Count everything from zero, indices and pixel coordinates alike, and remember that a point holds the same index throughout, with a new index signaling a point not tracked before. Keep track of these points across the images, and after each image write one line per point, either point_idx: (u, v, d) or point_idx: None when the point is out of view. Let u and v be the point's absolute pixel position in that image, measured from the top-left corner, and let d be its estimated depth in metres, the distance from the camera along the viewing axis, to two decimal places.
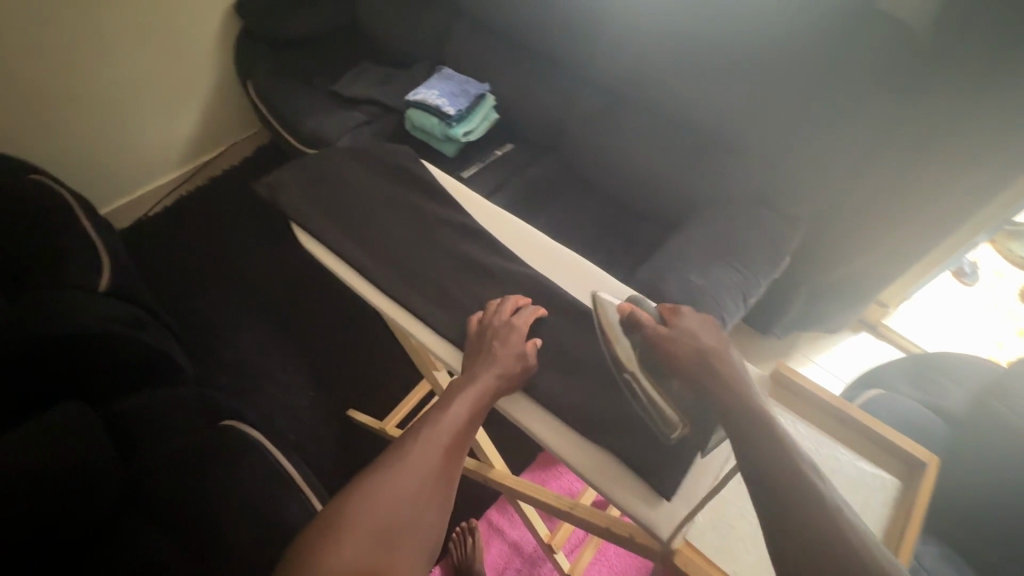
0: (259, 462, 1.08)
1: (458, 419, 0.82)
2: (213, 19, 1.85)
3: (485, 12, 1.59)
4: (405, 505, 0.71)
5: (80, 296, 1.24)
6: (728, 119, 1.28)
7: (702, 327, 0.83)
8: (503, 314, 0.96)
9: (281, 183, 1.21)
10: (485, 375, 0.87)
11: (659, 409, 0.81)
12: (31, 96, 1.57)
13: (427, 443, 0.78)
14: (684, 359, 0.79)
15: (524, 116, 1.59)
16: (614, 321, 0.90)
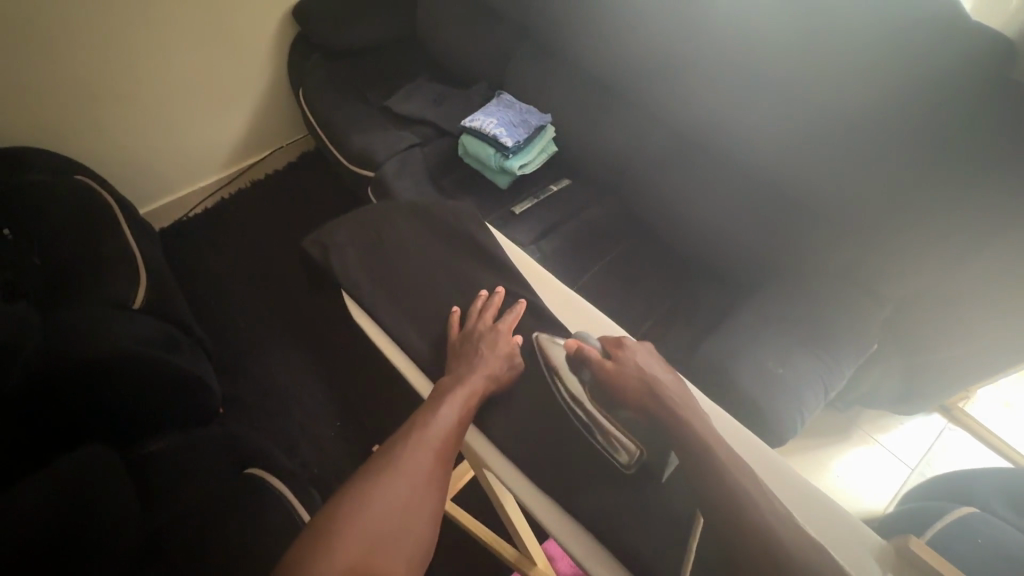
0: (271, 505, 1.05)
1: (450, 418, 0.89)
2: (270, 24, 1.80)
3: (552, 37, 1.49)
4: (402, 501, 0.77)
5: (116, 315, 1.21)
6: (815, 180, 1.15)
7: (644, 358, 0.93)
8: (486, 319, 1.04)
9: (336, 242, 1.17)
10: (475, 376, 0.94)
11: (610, 441, 0.89)
12: (85, 93, 1.55)
13: (422, 442, 0.84)
14: (631, 393, 0.88)
15: (585, 150, 1.49)
16: (562, 362, 0.98)
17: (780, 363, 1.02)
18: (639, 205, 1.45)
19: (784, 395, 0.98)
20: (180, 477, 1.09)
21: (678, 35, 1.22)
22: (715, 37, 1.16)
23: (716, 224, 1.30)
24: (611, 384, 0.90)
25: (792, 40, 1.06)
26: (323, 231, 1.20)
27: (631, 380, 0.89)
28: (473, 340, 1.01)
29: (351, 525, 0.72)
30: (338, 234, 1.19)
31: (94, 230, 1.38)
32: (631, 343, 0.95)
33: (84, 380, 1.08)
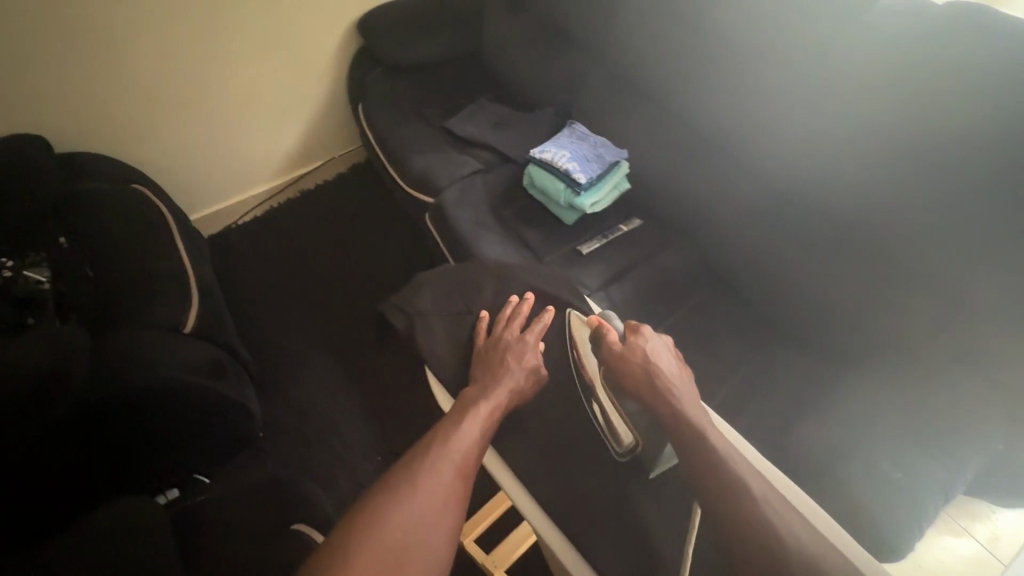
0: (294, 542, 1.00)
1: (471, 434, 0.87)
2: (334, 34, 1.74)
3: (630, 69, 1.40)
4: (420, 518, 0.76)
5: (162, 338, 1.17)
6: (920, 252, 1.01)
7: (660, 349, 0.95)
8: (513, 329, 1.05)
9: (421, 309, 1.11)
10: (499, 390, 0.94)
11: (613, 427, 0.91)
12: (143, 99, 1.52)
13: (442, 457, 0.83)
14: (633, 379, 0.91)
15: (661, 191, 1.40)
16: (585, 338, 1.01)
17: (897, 466, 0.93)
18: (717, 256, 1.35)
19: (903, 505, 0.89)
20: (223, 524, 1.02)
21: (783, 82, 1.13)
22: (829, 87, 1.06)
23: (811, 286, 1.18)
24: (617, 367, 0.94)
25: (921, 99, 0.94)
26: (401, 295, 1.14)
27: (638, 366, 0.91)
28: (498, 349, 1.02)
29: (368, 542, 0.72)
30: (418, 297, 1.14)
31: (146, 244, 1.35)
32: (648, 329, 0.97)
33: (126, 410, 1.06)
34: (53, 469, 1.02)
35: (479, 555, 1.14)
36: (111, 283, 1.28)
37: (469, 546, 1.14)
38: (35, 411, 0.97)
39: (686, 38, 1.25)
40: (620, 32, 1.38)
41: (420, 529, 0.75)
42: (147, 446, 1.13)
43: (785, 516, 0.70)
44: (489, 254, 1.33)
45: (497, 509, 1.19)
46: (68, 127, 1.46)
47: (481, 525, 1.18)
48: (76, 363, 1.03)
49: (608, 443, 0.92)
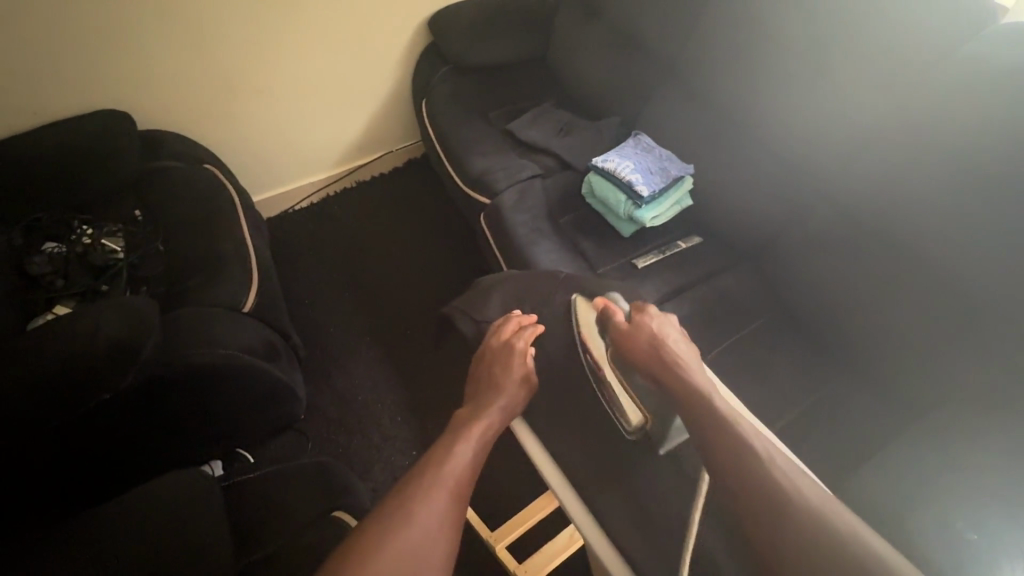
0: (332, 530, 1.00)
1: (465, 457, 0.84)
2: (406, 32, 1.77)
3: (710, 84, 1.38)
4: (422, 543, 0.70)
5: (223, 315, 1.22)
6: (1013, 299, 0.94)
7: (660, 326, 1.00)
8: (502, 337, 1.04)
9: (487, 314, 1.15)
10: (488, 410, 0.92)
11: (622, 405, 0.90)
12: (221, 85, 1.59)
13: (438, 480, 0.79)
14: (643, 355, 0.95)
15: (724, 210, 1.37)
16: (591, 321, 1.03)
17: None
18: (780, 282, 1.29)
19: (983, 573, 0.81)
20: (265, 504, 1.04)
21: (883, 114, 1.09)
22: (930, 122, 1.03)
23: (883, 324, 1.11)
24: (625, 344, 0.97)
25: None
26: (468, 299, 1.20)
27: (648, 343, 0.96)
28: (492, 364, 1.00)
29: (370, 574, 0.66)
30: (487, 306, 1.16)
31: (214, 223, 1.40)
32: (654, 311, 1.03)
33: (186, 384, 1.10)
34: (106, 429, 1.07)
35: (511, 563, 1.13)
36: (181, 259, 1.34)
37: (500, 553, 1.13)
38: (100, 378, 1.02)
39: (779, 59, 1.23)
40: (705, 49, 1.37)
41: (421, 556, 0.69)
42: (198, 423, 1.17)
43: (787, 472, 0.72)
44: (544, 262, 1.33)
45: (531, 519, 1.17)
46: (151, 104, 1.54)
47: (514, 531, 1.15)
48: (143, 333, 1.06)
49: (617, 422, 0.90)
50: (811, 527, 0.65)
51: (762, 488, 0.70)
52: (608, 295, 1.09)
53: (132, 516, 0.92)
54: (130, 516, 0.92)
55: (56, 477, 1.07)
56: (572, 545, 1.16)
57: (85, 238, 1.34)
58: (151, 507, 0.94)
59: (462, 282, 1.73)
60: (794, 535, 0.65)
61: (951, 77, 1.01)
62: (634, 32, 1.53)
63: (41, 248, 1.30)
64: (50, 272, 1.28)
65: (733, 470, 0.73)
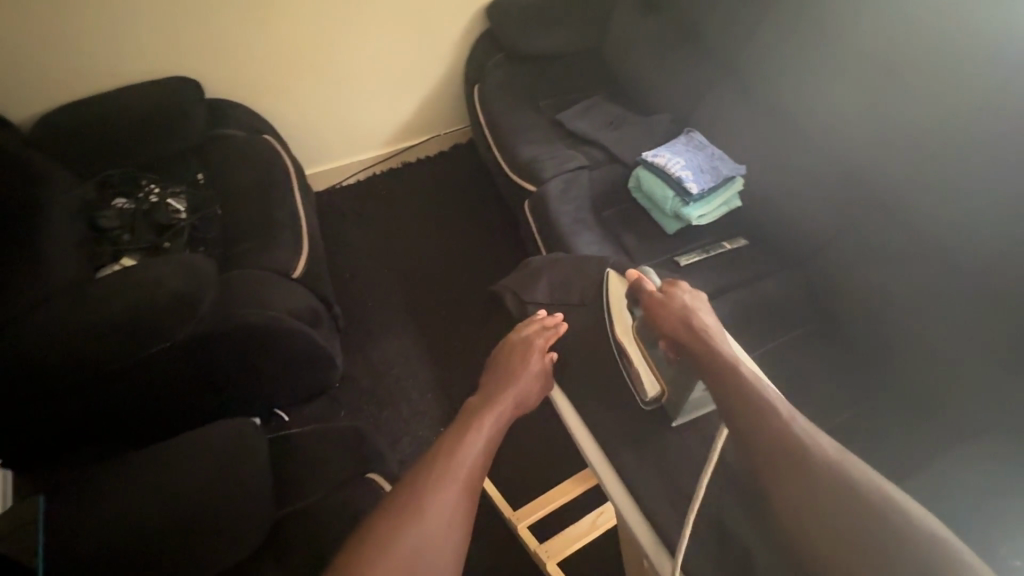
0: (365, 493, 1.04)
1: (479, 446, 0.84)
2: (463, 17, 1.79)
3: (771, 85, 1.35)
4: (439, 534, 0.72)
5: (274, 280, 1.27)
6: None
7: (690, 300, 0.92)
8: (522, 331, 1.02)
9: (535, 295, 1.17)
10: (502, 398, 0.92)
11: (637, 379, 0.97)
12: (283, 60, 1.64)
13: (453, 470, 0.79)
14: (672, 324, 0.90)
15: (774, 214, 1.35)
16: (620, 294, 1.02)
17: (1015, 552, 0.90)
18: (825, 290, 1.27)
19: None
20: (306, 459, 1.09)
21: (954, 125, 1.04)
22: (1002, 137, 0.97)
23: (936, 342, 1.08)
24: (654, 317, 0.92)
25: None
26: (518, 278, 1.22)
27: (680, 315, 0.89)
28: (509, 356, 1.00)
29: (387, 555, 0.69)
30: (536, 287, 1.18)
31: (270, 192, 1.45)
32: (687, 286, 0.94)
33: (237, 343, 1.16)
34: (161, 377, 1.14)
35: (532, 542, 1.14)
36: (238, 224, 1.40)
37: (522, 531, 1.15)
38: (162, 328, 1.09)
39: (848, 62, 1.20)
40: (769, 49, 1.34)
41: (437, 547, 0.72)
42: (242, 381, 1.23)
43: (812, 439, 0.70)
44: (585, 252, 1.33)
45: (555, 501, 1.17)
46: (217, 74, 1.60)
47: (539, 512, 1.16)
48: (206, 287, 1.14)
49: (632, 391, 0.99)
50: (839, 481, 0.65)
51: (784, 449, 0.69)
52: (643, 268, 1.03)
53: (186, 459, 0.99)
54: (183, 460, 0.98)
55: (114, 416, 1.15)
56: (596, 531, 1.14)
57: (151, 197, 1.42)
58: (200, 453, 1.00)
59: (500, 268, 1.75)
60: (813, 493, 0.65)
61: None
62: (695, 28, 1.52)
63: (112, 204, 1.39)
64: (118, 227, 1.37)
65: (752, 432, 0.72)
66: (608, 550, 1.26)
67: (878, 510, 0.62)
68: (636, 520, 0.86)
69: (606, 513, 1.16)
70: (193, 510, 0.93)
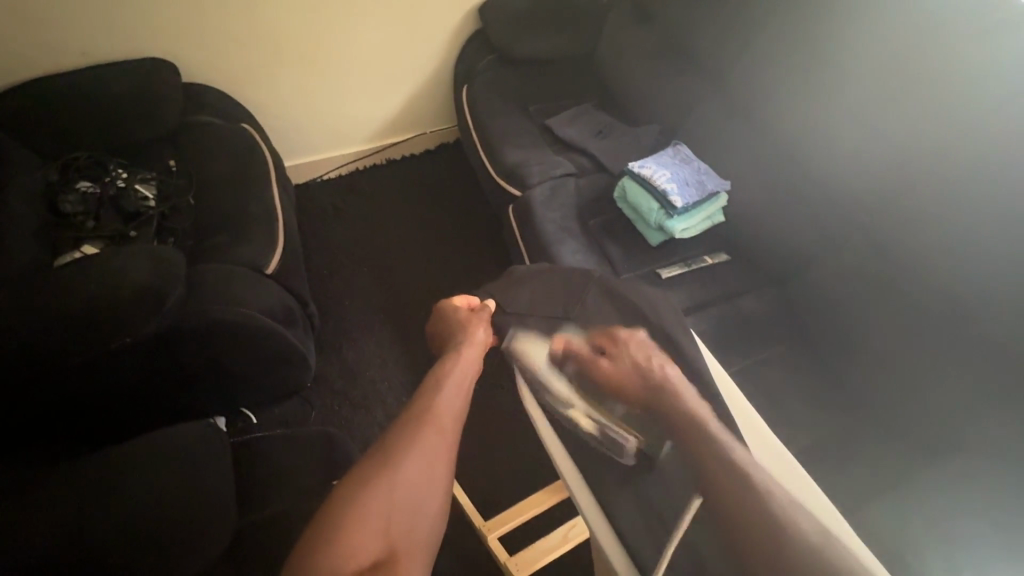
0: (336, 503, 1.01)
1: (453, 400, 0.84)
2: (454, 16, 1.76)
3: (758, 103, 1.37)
4: (419, 486, 0.72)
5: (247, 275, 1.23)
6: None
7: (636, 349, 0.94)
8: (459, 312, 1.10)
9: (516, 305, 1.11)
10: (462, 364, 0.93)
11: (607, 434, 0.83)
12: (267, 47, 1.59)
13: (426, 428, 0.78)
14: (629, 386, 0.86)
15: (756, 231, 1.37)
16: (541, 363, 0.95)
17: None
18: (804, 309, 1.29)
19: None
20: (272, 468, 1.05)
21: (933, 155, 1.06)
22: (978, 171, 1.01)
23: (907, 365, 1.11)
24: (599, 368, 0.89)
25: None
26: (500, 285, 1.17)
27: (631, 371, 0.87)
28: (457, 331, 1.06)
29: (361, 515, 0.68)
30: (517, 297, 1.13)
31: (247, 183, 1.40)
32: (624, 337, 0.97)
33: (205, 340, 1.11)
34: (121, 372, 1.08)
35: (502, 554, 1.12)
36: (211, 215, 1.35)
37: (492, 543, 1.12)
38: (126, 322, 1.03)
39: (832, 87, 1.22)
40: (757, 68, 1.36)
41: (417, 498, 0.72)
42: (209, 378, 1.18)
43: (769, 488, 0.71)
44: (569, 260, 1.33)
45: (528, 512, 1.15)
46: (196, 57, 1.54)
47: (509, 523, 1.15)
48: (174, 280, 1.08)
49: (608, 453, 0.83)
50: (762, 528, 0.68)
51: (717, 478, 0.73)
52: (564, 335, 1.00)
53: (143, 465, 0.93)
54: (140, 463, 0.93)
55: (68, 412, 1.08)
56: (567, 544, 1.13)
57: (119, 181, 1.35)
58: (160, 458, 0.95)
59: (482, 270, 1.74)
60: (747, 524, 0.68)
61: (1000, 126, 0.98)
62: (685, 42, 1.52)
63: (75, 186, 1.31)
64: (82, 212, 1.30)
65: (700, 465, 0.75)
66: (581, 561, 1.25)
67: (801, 545, 0.66)
68: (609, 539, 0.78)
69: (578, 526, 1.15)
70: (147, 514, 0.88)
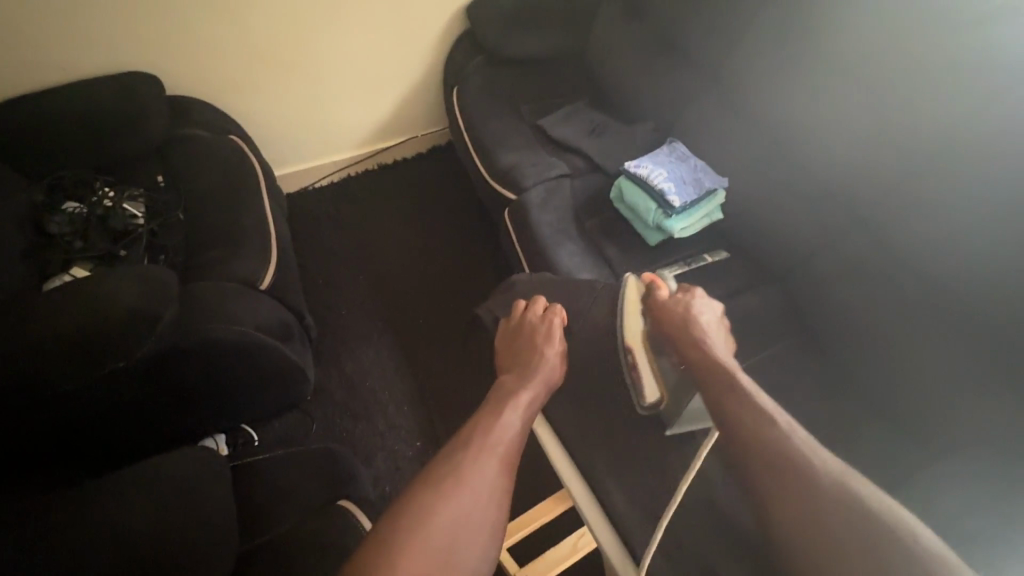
0: (338, 523, 0.98)
1: (513, 424, 0.83)
2: (443, 17, 1.73)
3: (754, 98, 1.35)
4: (477, 508, 0.72)
5: (240, 292, 1.20)
6: None
7: (700, 308, 1.00)
8: (535, 313, 1.04)
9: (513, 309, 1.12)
10: (534, 384, 0.90)
11: (639, 384, 1.03)
12: (252, 56, 1.57)
13: (488, 454, 0.77)
14: (672, 334, 0.98)
15: (755, 227, 1.35)
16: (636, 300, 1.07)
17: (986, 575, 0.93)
18: (807, 305, 1.27)
19: None
20: (272, 490, 1.03)
21: (930, 146, 1.06)
22: (975, 160, 1.00)
23: (912, 358, 1.09)
24: (660, 318, 1.01)
25: None
26: (500, 300, 1.18)
27: (676, 323, 0.98)
28: (527, 338, 1.01)
29: (425, 539, 0.67)
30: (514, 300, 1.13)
31: (238, 196, 1.38)
32: (694, 295, 1.02)
33: (202, 361, 1.09)
34: (118, 397, 1.06)
35: (512, 565, 1.11)
36: (202, 231, 1.32)
37: (502, 554, 1.11)
38: (119, 347, 1.01)
39: (828, 79, 1.20)
40: (751, 62, 1.34)
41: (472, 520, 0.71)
42: (208, 399, 1.16)
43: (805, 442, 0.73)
44: (567, 264, 1.31)
45: (535, 521, 1.14)
46: (180, 69, 1.51)
47: (517, 534, 1.13)
48: (164, 303, 1.06)
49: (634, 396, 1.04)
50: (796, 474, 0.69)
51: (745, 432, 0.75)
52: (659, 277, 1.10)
53: (140, 495, 0.91)
54: (138, 492, 0.92)
55: (70, 435, 1.06)
56: (577, 553, 1.11)
57: (106, 200, 1.32)
58: (158, 487, 0.93)
59: (479, 275, 1.72)
60: (771, 457, 0.71)
61: (999, 114, 0.97)
62: (678, 37, 1.50)
63: (62, 207, 1.28)
64: (69, 233, 1.27)
65: (730, 415, 0.78)
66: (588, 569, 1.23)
67: (822, 488, 0.67)
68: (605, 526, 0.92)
69: (586, 534, 1.14)
70: (151, 545, 0.86)
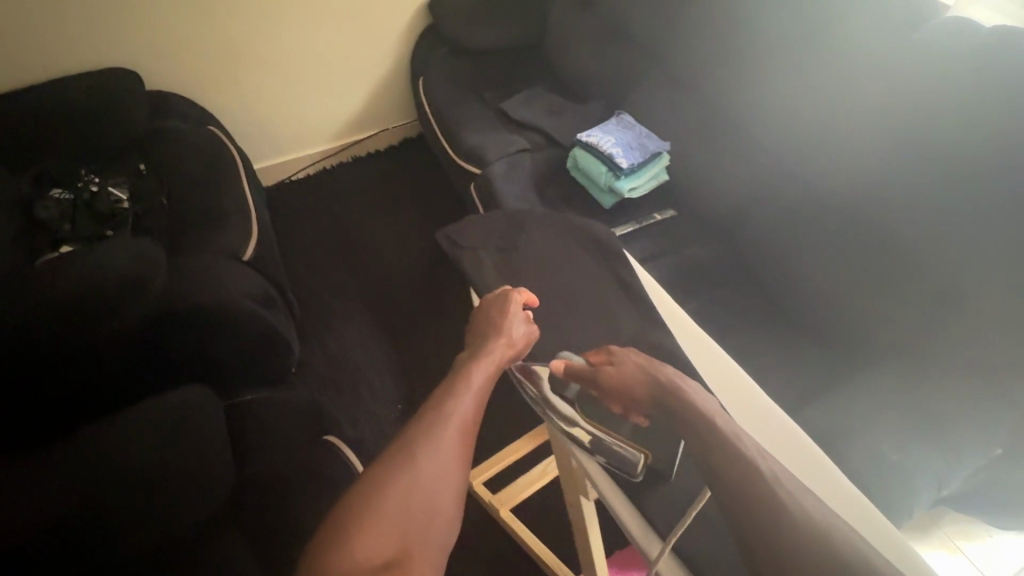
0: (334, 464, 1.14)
1: (471, 394, 0.74)
2: (408, 13, 1.86)
3: (691, 70, 1.49)
4: (434, 483, 0.62)
5: (226, 264, 1.29)
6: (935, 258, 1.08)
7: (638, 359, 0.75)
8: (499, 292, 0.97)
9: (473, 244, 1.25)
10: (491, 354, 0.82)
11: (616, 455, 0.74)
12: (228, 54, 1.66)
13: (444, 423, 0.68)
14: (634, 392, 0.72)
15: (698, 186, 1.48)
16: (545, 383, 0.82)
17: (895, 449, 1.01)
18: (746, 250, 1.41)
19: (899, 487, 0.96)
20: (268, 432, 1.14)
21: (839, 102, 1.22)
22: (873, 110, 1.16)
23: (833, 287, 1.23)
24: (605, 382, 0.75)
25: (951, 122, 1.05)
26: (458, 227, 1.28)
27: (635, 375, 0.73)
28: (487, 314, 0.93)
29: (374, 520, 0.58)
30: (480, 251, 1.25)
31: (219, 180, 1.47)
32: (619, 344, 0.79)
33: (187, 324, 1.17)
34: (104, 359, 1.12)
35: (487, 495, 1.23)
36: (183, 211, 1.40)
37: (476, 486, 1.23)
38: (109, 308, 1.09)
39: (750, 48, 1.35)
40: (686, 38, 1.48)
41: (429, 495, 0.61)
42: (194, 362, 1.23)
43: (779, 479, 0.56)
44: None
45: (509, 455, 1.25)
46: (160, 67, 1.60)
47: (492, 468, 1.25)
48: (156, 270, 1.16)
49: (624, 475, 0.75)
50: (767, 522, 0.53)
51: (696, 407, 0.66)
52: (562, 354, 0.86)
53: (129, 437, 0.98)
54: (134, 431, 0.99)
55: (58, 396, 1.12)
56: (546, 477, 1.22)
57: (92, 187, 1.40)
58: (146, 430, 0.99)
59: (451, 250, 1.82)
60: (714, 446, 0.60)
61: (889, 69, 1.14)
62: (622, 22, 1.64)
63: (49, 194, 1.36)
64: (58, 218, 1.35)
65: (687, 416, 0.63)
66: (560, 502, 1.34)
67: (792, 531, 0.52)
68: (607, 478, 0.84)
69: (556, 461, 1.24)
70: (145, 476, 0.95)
